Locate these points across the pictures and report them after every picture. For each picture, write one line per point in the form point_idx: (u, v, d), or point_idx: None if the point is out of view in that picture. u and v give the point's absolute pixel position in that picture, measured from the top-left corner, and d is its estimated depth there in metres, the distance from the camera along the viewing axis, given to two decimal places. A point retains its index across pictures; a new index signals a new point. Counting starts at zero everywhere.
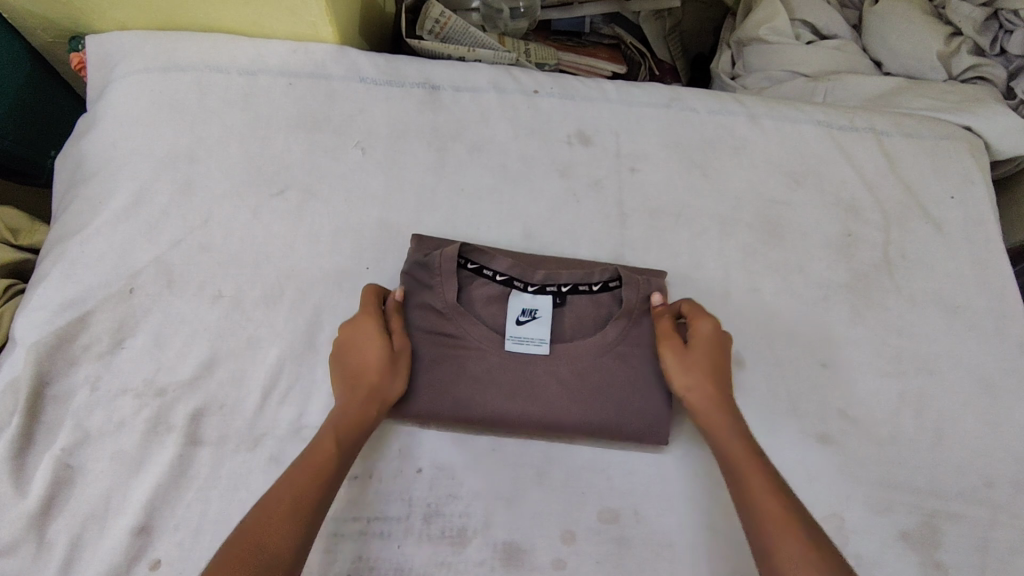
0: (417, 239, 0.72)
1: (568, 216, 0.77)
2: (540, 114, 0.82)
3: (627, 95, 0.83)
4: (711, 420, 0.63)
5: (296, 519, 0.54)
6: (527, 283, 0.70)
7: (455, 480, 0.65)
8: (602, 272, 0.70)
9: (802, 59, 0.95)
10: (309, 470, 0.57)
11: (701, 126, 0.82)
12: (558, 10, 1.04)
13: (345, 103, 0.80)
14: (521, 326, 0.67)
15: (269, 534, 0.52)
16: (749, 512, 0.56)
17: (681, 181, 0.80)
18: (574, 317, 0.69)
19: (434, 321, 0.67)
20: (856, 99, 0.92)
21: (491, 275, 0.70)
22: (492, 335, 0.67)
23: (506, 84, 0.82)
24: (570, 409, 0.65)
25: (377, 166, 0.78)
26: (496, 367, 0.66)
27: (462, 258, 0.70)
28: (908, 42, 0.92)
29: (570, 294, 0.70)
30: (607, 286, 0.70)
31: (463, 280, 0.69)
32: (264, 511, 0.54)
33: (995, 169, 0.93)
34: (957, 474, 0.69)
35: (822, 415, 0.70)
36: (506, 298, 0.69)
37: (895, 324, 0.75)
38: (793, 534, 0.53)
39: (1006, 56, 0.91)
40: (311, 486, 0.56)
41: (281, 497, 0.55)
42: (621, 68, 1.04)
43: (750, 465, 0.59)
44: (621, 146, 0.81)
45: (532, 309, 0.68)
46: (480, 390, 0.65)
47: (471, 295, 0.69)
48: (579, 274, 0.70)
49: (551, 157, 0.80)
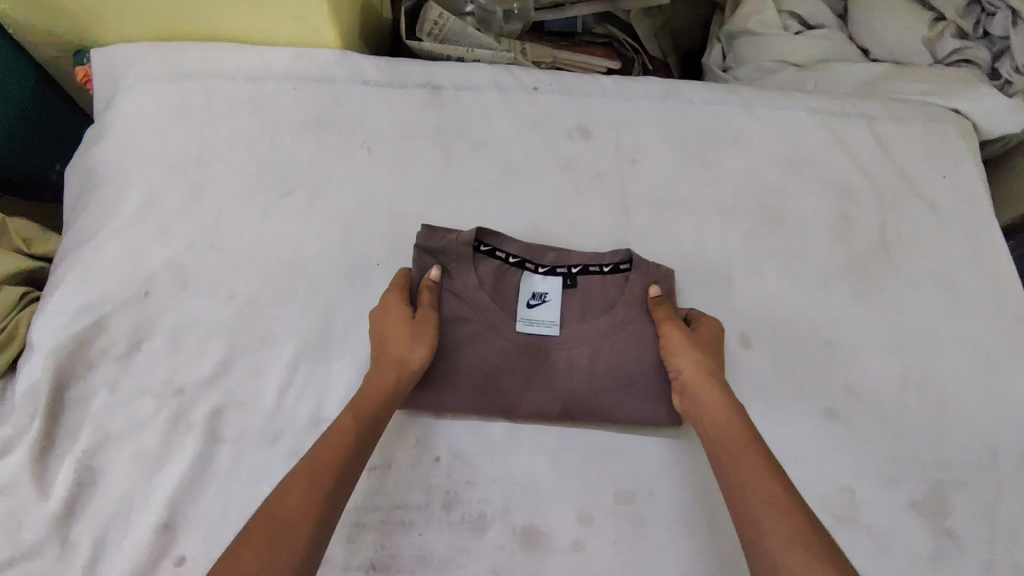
0: (426, 231, 0.71)
1: (573, 208, 0.78)
2: (541, 110, 0.83)
3: (625, 90, 0.84)
4: (710, 403, 0.63)
5: (316, 492, 0.55)
6: (538, 265, 0.73)
7: (472, 467, 0.67)
8: (613, 256, 0.73)
9: (793, 48, 0.97)
10: (332, 443, 0.59)
11: (698, 116, 0.84)
12: (552, 11, 1.08)
13: (350, 106, 0.81)
14: (533, 309, 0.70)
15: (291, 502, 0.54)
16: (741, 492, 0.56)
17: (681, 171, 0.81)
18: (582, 298, 0.71)
19: (448, 306, 0.69)
20: (846, 87, 0.94)
21: (504, 257, 0.72)
22: (506, 319, 0.69)
23: (506, 82, 0.83)
24: (578, 389, 0.68)
25: (382, 165, 0.79)
26: (511, 351, 0.68)
27: (477, 241, 0.72)
28: (894, 30, 0.95)
29: (580, 275, 0.72)
30: (618, 267, 0.72)
31: (479, 260, 0.71)
32: (288, 487, 0.55)
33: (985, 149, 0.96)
34: (963, 445, 0.70)
35: (830, 392, 0.72)
36: (519, 282, 0.72)
37: (895, 303, 0.77)
38: (777, 514, 0.53)
39: (989, 39, 0.95)
40: (333, 460, 0.57)
41: (299, 471, 0.56)
42: (616, 64, 1.01)
43: (730, 460, 0.58)
44: (621, 139, 0.82)
45: (542, 293, 0.71)
46: (497, 381, 0.68)
47: (488, 276, 0.71)
48: (590, 256, 0.73)
49: (552, 151, 0.81)
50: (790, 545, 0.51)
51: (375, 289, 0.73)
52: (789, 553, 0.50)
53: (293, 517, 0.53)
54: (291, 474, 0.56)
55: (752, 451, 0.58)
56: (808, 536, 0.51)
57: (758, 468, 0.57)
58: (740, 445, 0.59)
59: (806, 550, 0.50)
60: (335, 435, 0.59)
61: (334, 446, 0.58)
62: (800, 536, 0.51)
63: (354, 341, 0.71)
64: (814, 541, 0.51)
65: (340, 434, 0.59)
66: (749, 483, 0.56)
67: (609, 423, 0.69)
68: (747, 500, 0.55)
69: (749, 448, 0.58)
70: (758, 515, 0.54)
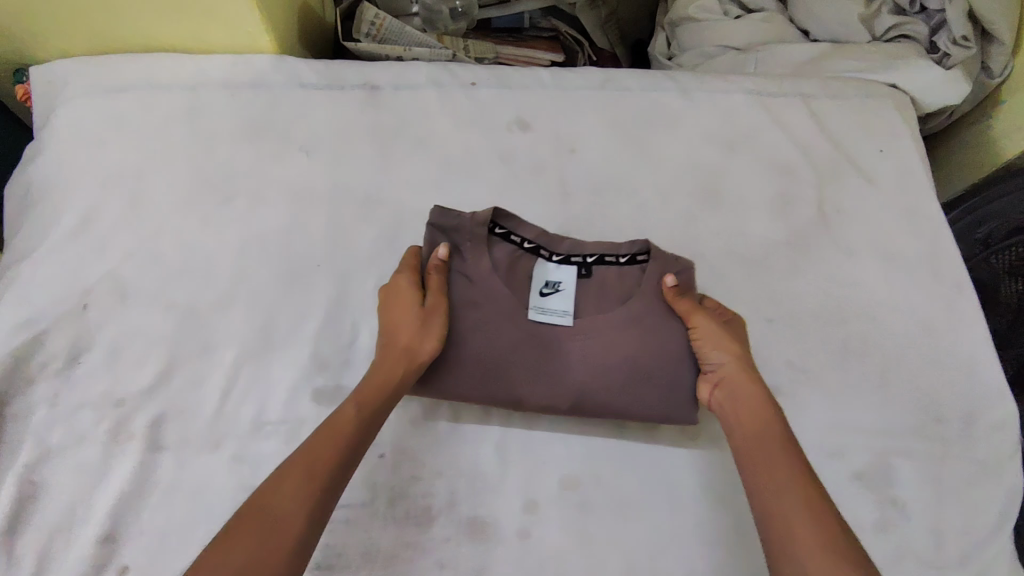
0: (438, 210, 0.69)
1: (512, 201, 0.79)
2: (479, 104, 0.82)
3: (563, 81, 0.85)
4: (749, 405, 0.61)
5: (311, 493, 0.54)
6: (552, 252, 0.69)
7: (416, 461, 0.67)
8: (631, 245, 0.69)
9: (732, 33, 0.98)
10: (330, 438, 0.57)
11: (636, 103, 0.84)
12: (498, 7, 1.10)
13: (287, 110, 0.81)
14: (545, 298, 0.67)
15: (282, 497, 0.53)
16: (772, 500, 0.55)
17: (620, 158, 0.81)
18: (598, 288, 0.68)
19: (460, 292, 0.67)
20: (785, 67, 0.95)
21: (519, 241, 0.69)
22: (517, 307, 0.66)
23: (444, 79, 0.84)
24: (589, 384, 0.65)
25: (320, 167, 0.79)
26: (520, 340, 0.66)
27: (493, 221, 0.69)
28: (830, 9, 0.95)
29: (595, 265, 0.69)
30: (636, 258, 0.69)
31: (494, 243, 0.68)
32: (282, 478, 0.54)
33: (929, 123, 1.01)
34: (908, 413, 0.71)
35: (773, 369, 0.72)
36: (532, 268, 0.69)
37: (836, 277, 0.77)
38: (816, 529, 0.52)
39: (927, 13, 0.95)
40: (328, 456, 0.56)
41: (295, 463, 0.55)
42: (559, 57, 1.02)
43: (769, 468, 0.57)
44: (559, 129, 0.82)
45: (556, 282, 0.68)
46: (506, 372, 0.66)
47: (502, 260, 0.68)
48: (606, 244, 0.69)
49: (491, 144, 0.81)
50: (822, 561, 0.50)
51: (316, 289, 0.73)
52: (824, 568, 0.49)
53: (280, 511, 0.52)
54: (286, 464, 0.56)
55: (788, 460, 0.57)
56: (834, 550, 0.50)
57: (796, 479, 0.55)
58: (774, 450, 0.58)
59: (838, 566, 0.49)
60: (337, 431, 0.58)
61: (331, 441, 0.57)
62: (829, 550, 0.50)
63: (295, 342, 0.70)
64: (841, 558, 0.50)
65: (339, 429, 0.58)
66: (788, 492, 0.54)
67: (620, 415, 0.67)
68: (783, 510, 0.54)
69: (788, 456, 0.57)
70: (789, 524, 0.53)
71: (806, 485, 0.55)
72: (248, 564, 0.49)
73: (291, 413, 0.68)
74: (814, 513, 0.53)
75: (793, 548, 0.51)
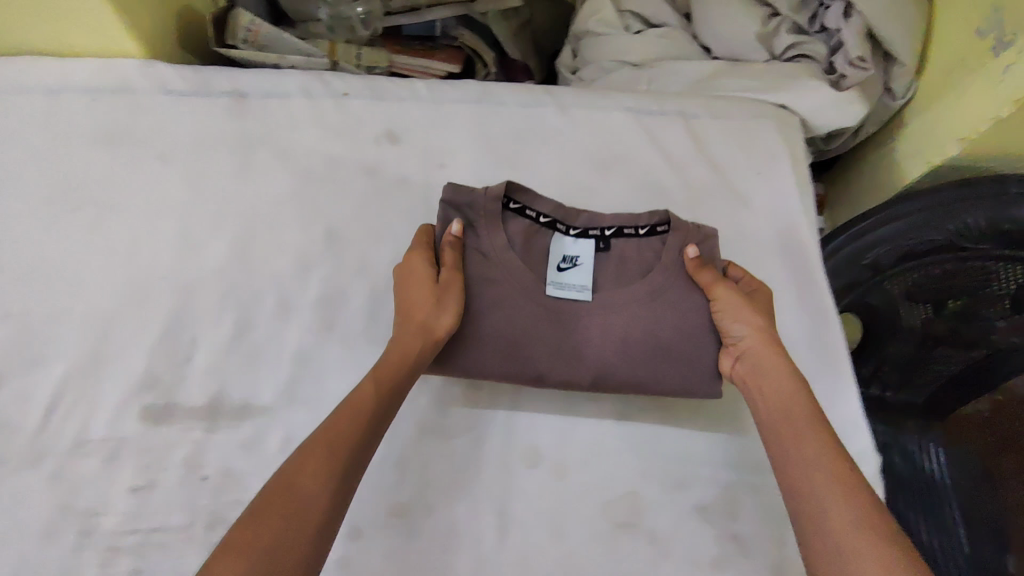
0: (451, 187, 0.70)
1: (372, 215, 0.76)
2: (348, 115, 0.80)
3: (438, 93, 0.82)
4: (762, 376, 0.64)
5: (335, 463, 0.54)
6: (569, 227, 0.73)
7: (241, 485, 0.65)
8: (650, 217, 0.72)
9: (630, 48, 0.96)
10: (354, 414, 0.57)
11: (511, 119, 0.82)
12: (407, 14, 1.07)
13: (149, 118, 0.79)
14: (562, 273, 0.70)
15: (305, 475, 0.52)
16: (800, 473, 0.56)
17: (489, 175, 0.79)
18: (614, 262, 0.71)
19: (473, 267, 0.69)
20: (680, 85, 0.94)
21: (535, 216, 0.72)
22: (535, 280, 0.69)
23: (315, 88, 0.81)
24: (611, 358, 0.67)
25: (177, 177, 0.77)
26: (538, 316, 0.68)
27: (506, 196, 0.72)
28: (728, 26, 0.94)
29: (614, 238, 0.72)
30: (654, 229, 0.72)
31: (507, 218, 0.71)
32: (305, 456, 0.54)
33: (832, 143, 0.99)
34: (756, 447, 0.71)
35: (621, 398, 0.73)
36: (549, 243, 0.72)
37: None
38: (842, 494, 0.53)
39: (828, 33, 0.94)
40: (349, 431, 0.56)
41: (314, 441, 0.55)
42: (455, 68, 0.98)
43: (797, 436, 0.58)
44: (429, 143, 0.80)
45: (573, 256, 0.71)
46: (527, 346, 0.68)
47: (517, 234, 0.71)
48: (624, 217, 0.72)
49: (356, 156, 0.79)
50: (855, 525, 0.51)
51: (157, 303, 0.71)
52: (864, 539, 0.50)
53: (303, 488, 0.52)
54: (307, 443, 0.55)
55: (813, 428, 0.58)
56: (872, 518, 0.51)
57: (833, 449, 0.57)
58: (803, 422, 0.59)
59: (871, 530, 0.50)
60: (363, 409, 0.58)
61: (354, 416, 0.57)
62: (866, 519, 0.51)
63: (132, 356, 0.69)
64: (881, 526, 0.51)
65: (359, 404, 0.58)
66: (814, 458, 0.56)
67: (640, 390, 0.69)
68: (807, 476, 0.56)
69: (811, 423, 0.59)
70: (826, 497, 0.54)
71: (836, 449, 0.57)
72: (276, 542, 0.48)
73: (117, 431, 0.66)
74: (842, 484, 0.54)
75: (818, 523, 0.53)
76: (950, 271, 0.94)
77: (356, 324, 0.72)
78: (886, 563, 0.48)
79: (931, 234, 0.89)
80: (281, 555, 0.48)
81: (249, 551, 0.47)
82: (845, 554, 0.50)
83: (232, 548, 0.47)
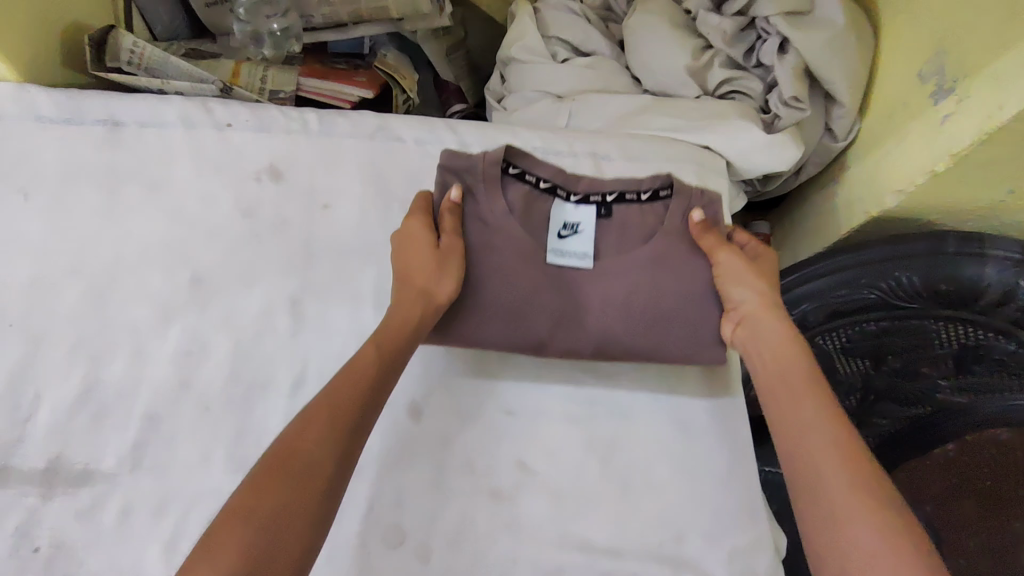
0: (448, 154, 0.72)
1: (245, 260, 0.72)
2: (230, 149, 0.75)
3: (330, 126, 0.77)
4: (766, 334, 0.65)
5: (335, 432, 0.54)
6: (569, 194, 0.75)
7: (74, 559, 0.60)
8: (652, 181, 0.74)
9: (554, 78, 0.90)
10: (349, 380, 0.58)
11: (407, 157, 0.77)
12: (334, 31, 1.02)
13: (12, 144, 0.73)
14: (564, 240, 0.73)
15: (310, 441, 0.53)
16: (793, 432, 0.58)
17: (376, 219, 0.74)
18: (616, 228, 0.73)
19: (477, 233, 0.71)
20: (602, 119, 0.88)
21: (534, 181, 0.74)
22: (537, 248, 0.72)
23: (196, 117, 0.76)
24: (615, 326, 0.70)
25: (38, 212, 0.71)
26: (542, 285, 0.71)
27: (506, 162, 0.74)
28: (658, 57, 0.88)
29: (615, 205, 0.74)
30: (658, 193, 0.74)
31: (507, 184, 0.73)
32: (306, 421, 0.54)
33: (768, 184, 0.93)
34: (645, 528, 0.66)
35: (501, 470, 0.67)
36: (550, 208, 0.74)
37: (590, 367, 0.73)
38: (842, 460, 0.54)
39: (764, 68, 0.88)
40: (354, 394, 0.58)
41: (318, 408, 0.56)
42: (368, 95, 0.92)
43: (795, 400, 0.60)
44: (315, 182, 0.75)
45: (574, 224, 0.73)
46: (530, 312, 0.70)
47: (517, 201, 0.72)
48: (626, 183, 0.74)
49: (234, 195, 0.74)
50: (850, 491, 0.53)
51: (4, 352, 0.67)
52: (852, 496, 0.52)
53: (314, 450, 0.53)
54: (309, 410, 0.56)
55: (812, 394, 0.59)
56: (861, 473, 0.53)
57: (827, 408, 0.58)
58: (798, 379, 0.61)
59: (870, 496, 0.52)
60: (361, 374, 0.59)
61: (353, 380, 0.59)
62: (852, 474, 0.53)
63: None
64: (868, 481, 0.53)
65: (361, 369, 0.60)
66: (811, 423, 0.58)
67: (639, 356, 0.71)
68: (811, 442, 0.57)
69: (809, 388, 0.60)
70: (817, 451, 0.56)
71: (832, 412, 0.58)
72: (280, 501, 0.49)
73: None
74: (839, 441, 0.56)
75: (814, 479, 0.55)
76: (886, 328, 0.87)
77: (215, 381, 0.67)
78: (874, 515, 0.51)
79: (862, 291, 0.83)
80: (289, 510, 0.49)
81: (253, 519, 0.48)
82: (835, 509, 0.52)
83: (243, 510, 0.48)
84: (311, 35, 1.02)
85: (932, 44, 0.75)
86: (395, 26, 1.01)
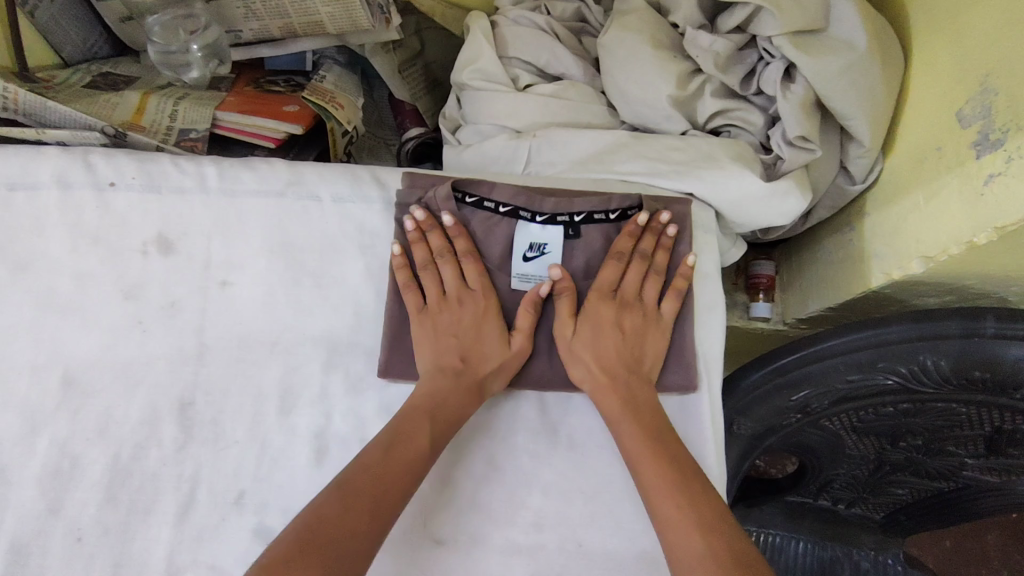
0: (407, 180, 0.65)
1: (128, 354, 0.60)
2: (110, 216, 0.62)
3: (232, 183, 0.64)
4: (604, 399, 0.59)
5: (379, 522, 0.49)
6: (534, 213, 0.63)
7: None
8: (621, 200, 0.66)
9: (511, 109, 0.76)
10: (403, 460, 0.53)
11: (323, 220, 0.64)
12: (270, 45, 0.87)
13: None
14: (528, 263, 0.63)
15: (352, 522, 0.48)
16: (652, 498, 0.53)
17: (284, 299, 0.62)
18: (585, 250, 0.64)
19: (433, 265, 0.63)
20: (566, 161, 0.73)
21: (494, 207, 0.64)
22: (501, 276, 0.64)
23: (72, 175, 0.62)
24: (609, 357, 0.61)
25: None
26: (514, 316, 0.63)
27: (459, 192, 0.64)
28: (637, 83, 0.72)
29: (583, 224, 0.64)
30: (625, 214, 0.65)
31: (465, 216, 0.64)
32: (350, 497, 0.49)
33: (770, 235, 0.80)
34: None
35: None
36: (512, 233, 0.63)
37: (540, 479, 0.60)
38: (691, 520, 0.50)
39: (767, 96, 0.73)
40: (399, 478, 0.52)
41: (362, 480, 0.51)
42: (296, 130, 0.80)
43: (646, 463, 0.55)
44: (211, 254, 0.63)
45: (541, 245, 0.63)
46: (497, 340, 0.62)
47: (477, 230, 0.64)
48: (594, 202, 0.64)
49: (115, 274, 0.62)
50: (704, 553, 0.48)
51: None
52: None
53: (353, 537, 0.47)
54: (352, 476, 0.51)
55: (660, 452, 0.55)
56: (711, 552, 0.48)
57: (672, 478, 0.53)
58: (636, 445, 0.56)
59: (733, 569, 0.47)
60: (404, 452, 0.53)
61: (400, 463, 0.53)
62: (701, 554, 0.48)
63: None
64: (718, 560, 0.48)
65: (412, 449, 0.54)
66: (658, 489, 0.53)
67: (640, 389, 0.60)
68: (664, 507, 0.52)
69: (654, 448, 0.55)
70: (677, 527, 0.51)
71: (674, 470, 0.54)
72: None
73: None
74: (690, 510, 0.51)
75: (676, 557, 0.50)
76: (907, 410, 0.73)
77: (88, 508, 0.56)
78: None
79: (879, 377, 0.69)
80: None
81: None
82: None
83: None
84: (245, 51, 0.87)
85: (979, 77, 0.59)
86: (338, 39, 0.86)
